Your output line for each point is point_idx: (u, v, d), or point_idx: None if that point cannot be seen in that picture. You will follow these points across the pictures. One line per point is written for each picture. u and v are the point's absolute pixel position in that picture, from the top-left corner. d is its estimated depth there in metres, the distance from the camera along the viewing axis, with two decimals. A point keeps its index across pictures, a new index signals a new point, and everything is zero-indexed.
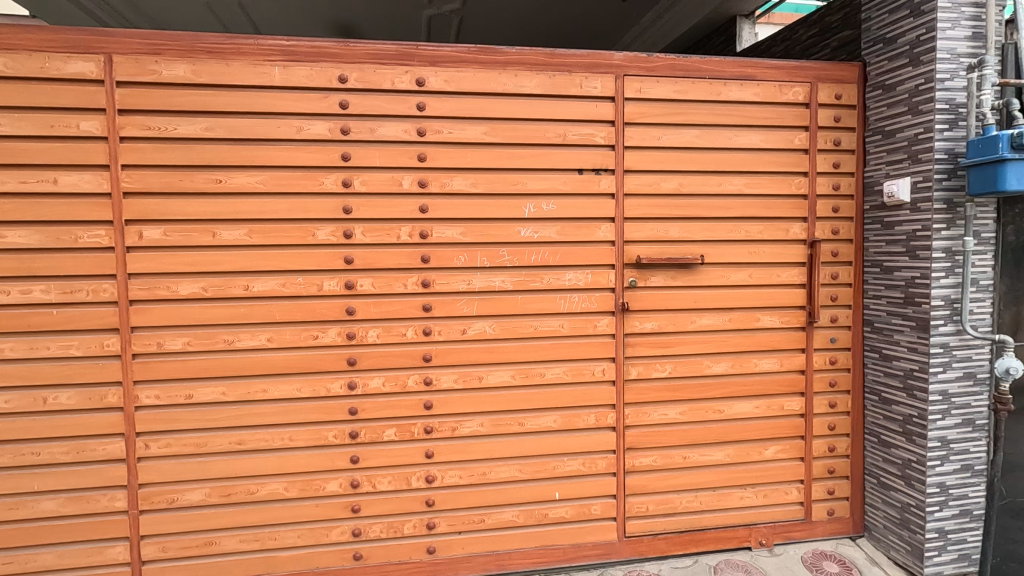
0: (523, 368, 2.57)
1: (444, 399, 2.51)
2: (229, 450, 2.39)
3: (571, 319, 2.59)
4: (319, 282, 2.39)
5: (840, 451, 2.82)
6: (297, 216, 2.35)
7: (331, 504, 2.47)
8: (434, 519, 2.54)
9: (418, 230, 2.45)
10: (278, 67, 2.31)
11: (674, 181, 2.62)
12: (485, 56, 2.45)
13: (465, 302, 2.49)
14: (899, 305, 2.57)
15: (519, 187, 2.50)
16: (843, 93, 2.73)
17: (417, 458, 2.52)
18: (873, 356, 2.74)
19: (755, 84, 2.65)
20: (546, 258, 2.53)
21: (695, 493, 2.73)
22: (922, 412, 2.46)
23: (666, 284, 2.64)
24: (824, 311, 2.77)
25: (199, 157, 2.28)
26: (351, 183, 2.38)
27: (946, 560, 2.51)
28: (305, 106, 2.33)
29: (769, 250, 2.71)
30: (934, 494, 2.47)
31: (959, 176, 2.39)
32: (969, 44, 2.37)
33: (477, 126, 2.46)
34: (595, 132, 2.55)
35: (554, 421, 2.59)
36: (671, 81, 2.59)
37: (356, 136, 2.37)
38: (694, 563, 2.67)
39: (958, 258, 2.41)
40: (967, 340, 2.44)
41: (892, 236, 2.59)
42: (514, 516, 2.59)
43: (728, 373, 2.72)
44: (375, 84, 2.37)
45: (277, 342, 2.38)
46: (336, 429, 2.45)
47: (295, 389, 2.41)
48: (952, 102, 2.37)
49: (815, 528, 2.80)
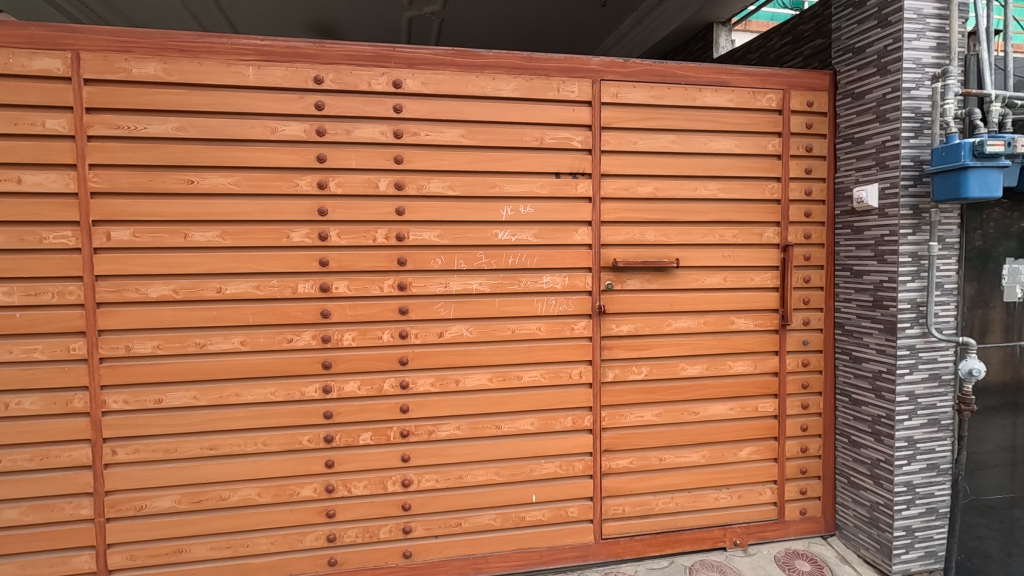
0: (500, 371, 2.57)
1: (421, 402, 2.50)
2: (201, 455, 2.35)
3: (548, 321, 2.59)
4: (293, 284, 2.37)
5: (813, 452, 2.87)
6: (272, 217, 2.33)
7: (305, 509, 2.44)
8: (410, 524, 2.53)
9: (395, 233, 2.43)
10: (252, 66, 2.28)
11: (650, 185, 2.64)
12: (462, 59, 2.45)
13: (442, 304, 2.49)
14: (868, 308, 2.62)
15: (497, 190, 2.51)
16: (815, 100, 2.79)
17: (393, 461, 2.50)
18: (844, 358, 2.79)
19: (730, 90, 2.69)
20: (523, 261, 2.54)
21: (671, 494, 2.76)
22: (890, 412, 2.52)
23: (642, 287, 2.66)
24: (797, 314, 2.82)
25: (171, 156, 2.23)
26: (326, 184, 2.36)
27: (913, 557, 2.57)
28: (281, 106, 2.30)
29: (743, 254, 2.75)
30: (901, 493, 2.53)
31: (924, 183, 2.45)
32: (933, 54, 2.44)
33: (455, 129, 2.46)
34: (573, 136, 2.56)
35: (532, 424, 2.60)
36: (647, 87, 2.62)
37: (332, 138, 2.35)
38: (670, 564, 2.69)
39: (923, 262, 2.48)
40: (932, 342, 2.51)
41: (862, 240, 2.65)
42: (491, 519, 2.59)
43: (703, 375, 2.75)
44: (351, 86, 2.35)
45: (250, 345, 2.35)
46: (311, 433, 2.43)
47: (269, 393, 2.38)
48: (918, 111, 2.44)
49: (787, 528, 2.85)
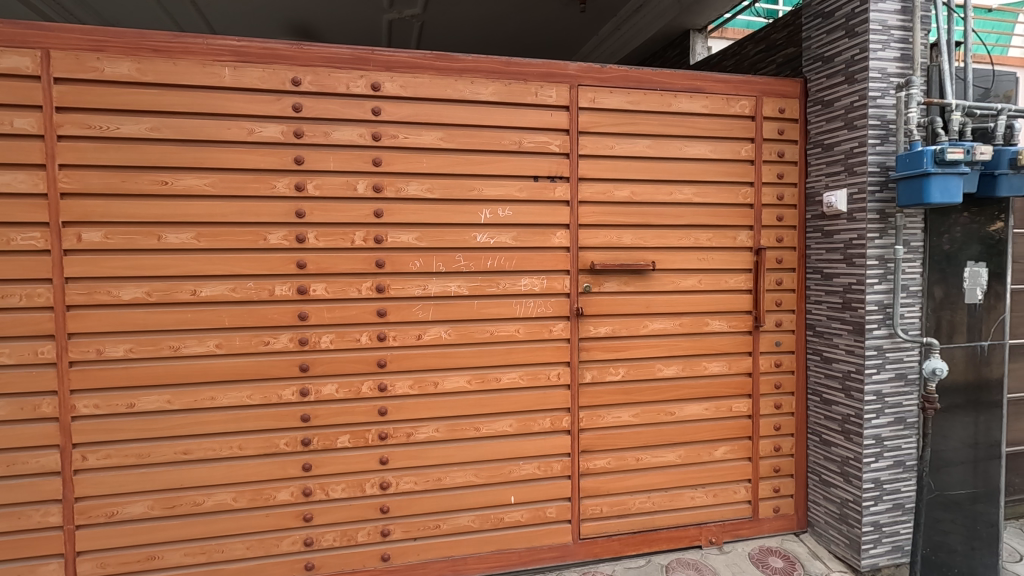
0: (478, 373, 2.58)
1: (399, 405, 2.50)
2: (174, 460, 2.32)
3: (527, 323, 2.61)
4: (270, 286, 2.35)
5: (785, 451, 2.93)
6: (248, 219, 2.31)
7: (282, 513, 2.42)
8: (388, 526, 2.52)
9: (373, 235, 2.44)
10: (228, 67, 2.26)
11: (627, 190, 2.69)
12: (441, 63, 2.47)
13: (421, 307, 2.50)
14: (838, 310, 2.70)
15: (475, 193, 2.52)
16: (786, 107, 2.86)
17: (372, 464, 2.49)
18: (815, 359, 2.86)
19: (704, 97, 2.75)
20: (502, 263, 2.56)
21: (648, 494, 2.80)
22: (859, 411, 2.59)
23: (619, 289, 2.71)
24: (770, 315, 2.89)
25: (144, 157, 2.21)
26: (304, 186, 2.35)
27: (881, 552, 2.64)
28: (257, 108, 2.29)
29: (717, 257, 2.81)
30: (870, 489, 2.60)
31: (890, 189, 2.53)
32: (898, 64, 2.52)
33: (433, 132, 2.47)
34: (551, 140, 2.59)
35: (510, 426, 2.62)
36: (624, 92, 2.66)
37: (310, 140, 2.34)
38: (647, 563, 2.73)
39: (890, 266, 2.56)
40: (898, 342, 2.59)
41: (831, 244, 2.72)
42: (469, 521, 2.59)
43: (679, 376, 2.80)
44: (329, 88, 2.35)
45: (225, 348, 2.33)
46: (287, 436, 2.41)
47: (245, 396, 2.36)
48: (884, 118, 2.52)
49: (761, 526, 2.91)
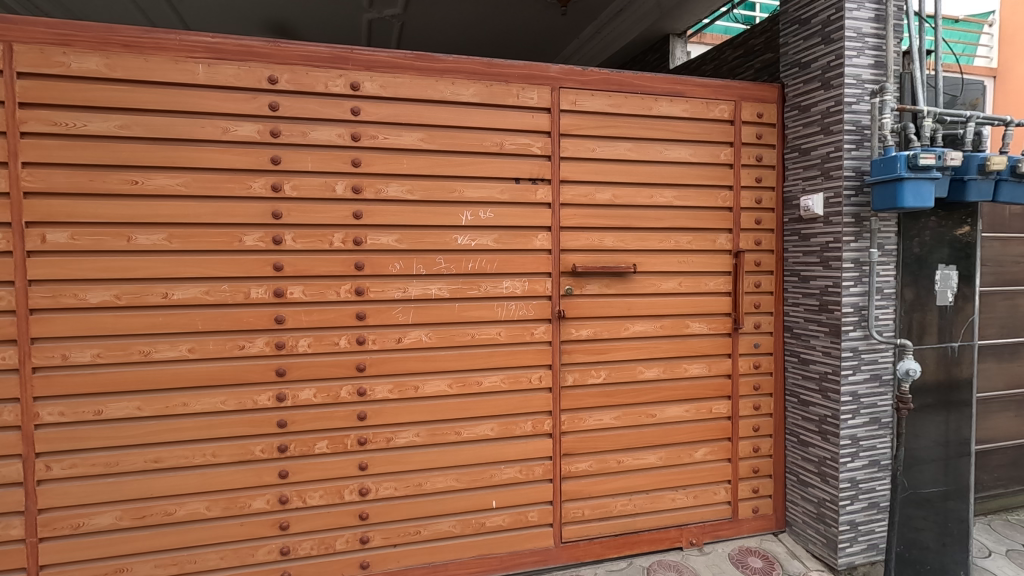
0: (460, 377, 2.55)
1: (379, 409, 2.46)
2: (145, 468, 2.24)
3: (508, 326, 2.59)
4: (246, 289, 2.30)
5: (764, 451, 2.96)
6: (223, 220, 2.25)
7: (257, 522, 2.36)
8: (368, 533, 2.48)
9: (352, 237, 2.39)
10: (202, 64, 2.21)
11: (608, 192, 2.69)
12: (421, 63, 2.44)
13: (401, 310, 2.46)
14: (814, 312, 2.74)
15: (456, 195, 2.50)
16: (764, 112, 2.89)
17: (351, 470, 2.45)
18: (793, 361, 2.90)
19: (685, 100, 2.77)
20: (483, 265, 2.54)
21: (629, 496, 2.80)
22: (835, 412, 2.63)
23: (601, 292, 2.71)
24: (748, 317, 2.92)
25: (113, 156, 2.14)
26: (281, 187, 2.30)
27: (856, 550, 2.69)
28: (232, 106, 2.23)
29: (697, 260, 2.83)
30: (846, 489, 2.64)
31: (865, 193, 2.58)
32: (872, 71, 2.58)
33: (413, 133, 2.44)
34: (532, 142, 2.59)
35: (491, 429, 2.60)
36: (605, 95, 2.67)
37: (287, 139, 2.30)
38: (629, 565, 2.73)
39: (865, 268, 2.61)
40: (873, 344, 2.64)
41: (808, 247, 2.76)
42: (451, 526, 2.57)
43: (660, 378, 2.81)
44: (307, 87, 2.31)
45: (198, 353, 2.26)
46: (263, 443, 2.35)
47: (219, 402, 2.29)
48: (859, 124, 2.57)
49: (740, 526, 2.93)
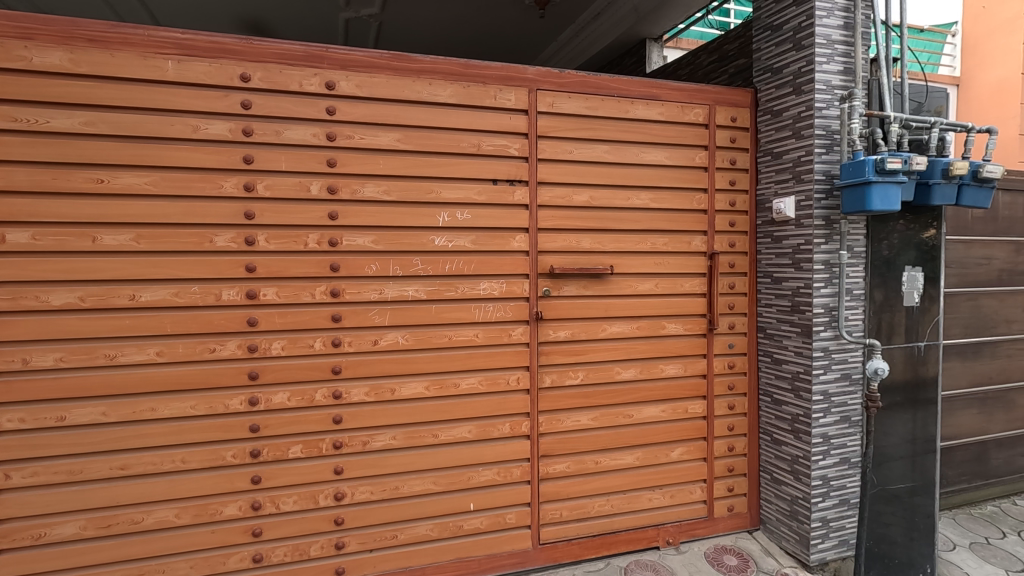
0: (437, 379, 2.53)
1: (355, 413, 2.43)
2: (110, 476, 2.17)
3: (485, 328, 2.59)
4: (217, 291, 2.25)
5: (738, 451, 3.00)
6: (193, 220, 2.20)
7: (228, 529, 2.31)
8: (343, 539, 2.44)
9: (327, 238, 2.36)
10: (171, 61, 2.15)
11: (585, 194, 2.71)
12: (398, 63, 2.42)
13: (377, 311, 2.44)
14: (787, 313, 2.79)
15: (433, 196, 2.48)
16: (737, 116, 2.94)
17: (325, 474, 2.41)
18: (766, 361, 2.95)
19: (660, 104, 2.80)
20: (460, 267, 2.53)
21: (607, 496, 2.81)
22: (807, 411, 2.68)
23: (578, 293, 2.71)
24: (723, 318, 2.96)
25: (77, 153, 2.07)
26: (253, 187, 2.26)
27: (828, 546, 2.74)
28: (203, 104, 2.19)
29: (673, 261, 2.86)
30: (818, 486, 2.69)
31: (835, 196, 2.64)
32: (841, 77, 2.64)
33: (390, 133, 2.42)
34: (509, 144, 2.58)
35: (469, 432, 2.58)
36: (582, 98, 2.68)
37: (260, 138, 2.26)
38: (606, 566, 2.74)
39: (835, 270, 2.66)
40: (843, 344, 2.70)
41: (781, 249, 2.81)
42: (428, 530, 2.54)
43: (637, 379, 2.83)
44: (281, 85, 2.27)
45: (167, 356, 2.20)
46: (235, 448, 2.30)
47: (188, 407, 2.23)
48: (828, 128, 2.62)
49: (716, 525, 2.96)
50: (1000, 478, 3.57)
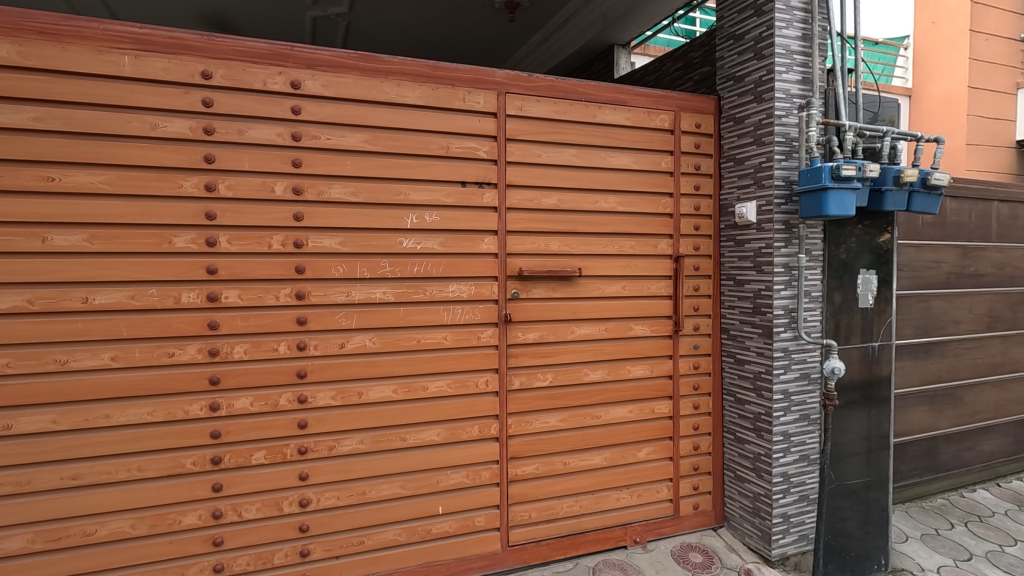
0: (405, 382, 2.51)
1: (320, 417, 2.39)
2: (61, 487, 2.08)
3: (454, 330, 2.58)
4: (176, 294, 2.18)
5: (703, 449, 3.07)
6: (151, 221, 2.13)
7: (188, 539, 2.24)
8: (308, 546, 2.40)
9: (292, 239, 2.32)
10: (128, 56, 2.08)
11: (554, 197, 2.73)
12: (365, 64, 2.40)
13: (344, 314, 2.41)
14: (749, 314, 2.86)
15: (401, 197, 2.46)
16: (702, 123, 3.01)
17: (290, 481, 2.36)
18: (729, 361, 3.02)
19: (627, 109, 2.85)
20: (428, 269, 2.52)
21: (575, 497, 2.83)
22: (768, 409, 2.76)
23: (547, 296, 2.73)
24: (688, 320, 3.02)
25: (25, 149, 1.98)
26: (215, 187, 2.21)
27: (789, 541, 2.83)
28: (162, 101, 2.12)
29: (640, 264, 2.91)
30: (778, 482, 2.77)
31: (794, 201, 2.73)
32: (799, 87, 2.73)
33: (357, 134, 2.40)
34: (478, 146, 2.59)
35: (437, 435, 2.56)
36: (550, 102, 2.70)
37: (222, 137, 2.20)
38: (575, 566, 2.76)
39: (794, 273, 2.75)
40: (802, 345, 2.78)
41: (743, 252, 2.89)
42: (396, 535, 2.52)
43: (604, 380, 2.86)
44: (244, 83, 2.22)
45: (123, 361, 2.13)
46: (195, 455, 2.23)
47: (146, 413, 2.16)
48: (787, 136, 2.71)
49: (682, 523, 3.02)
50: (949, 472, 3.74)
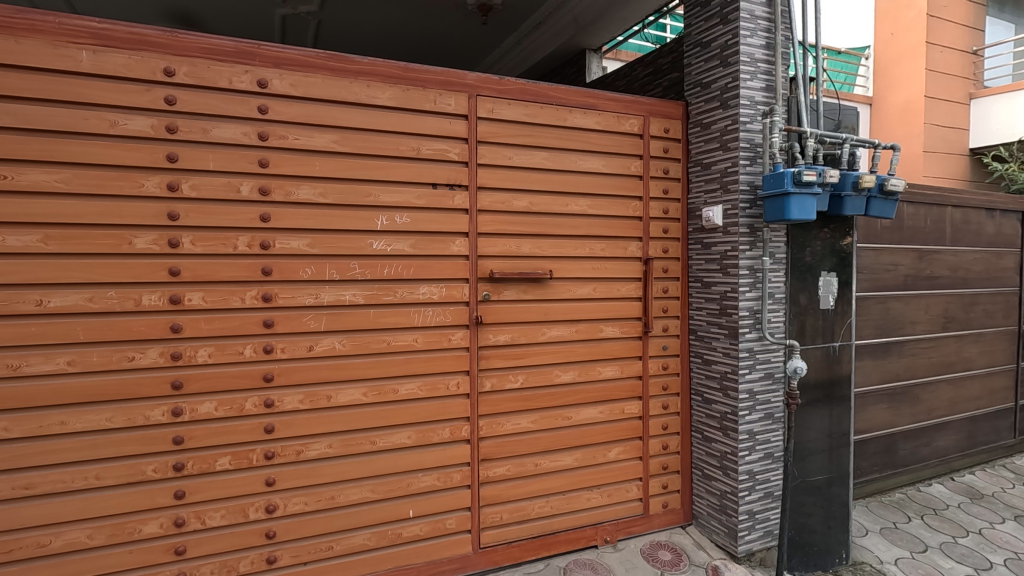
0: (375, 386, 2.49)
1: (288, 421, 2.35)
2: (13, 497, 1.99)
3: (425, 332, 2.57)
4: (136, 296, 2.12)
5: (672, 449, 3.12)
6: (111, 221, 2.07)
7: (149, 548, 2.18)
8: (275, 552, 2.36)
9: (259, 241, 2.28)
10: (86, 51, 2.02)
11: (525, 200, 2.74)
12: (334, 63, 2.37)
13: (313, 317, 2.37)
14: (715, 315, 2.93)
15: (371, 199, 2.45)
16: (670, 128, 3.07)
17: (256, 486, 2.32)
18: (697, 362, 3.08)
19: (597, 113, 2.88)
20: (399, 271, 2.51)
21: (546, 498, 2.84)
22: (734, 409, 2.82)
23: (518, 297, 2.74)
24: (657, 321, 3.07)
25: None
26: (178, 187, 2.15)
27: (754, 537, 2.89)
28: (122, 98, 2.06)
29: (610, 266, 2.94)
30: (744, 480, 2.83)
31: (758, 206, 2.80)
32: (763, 94, 2.81)
33: (326, 135, 2.37)
34: (449, 148, 2.58)
35: (408, 437, 2.55)
36: (521, 105, 2.72)
37: (186, 136, 2.16)
38: (546, 566, 2.77)
39: (758, 275, 2.82)
40: (767, 345, 2.86)
41: (710, 254, 2.95)
42: (366, 539, 2.49)
43: (576, 381, 2.89)
44: (209, 81, 2.18)
45: (79, 366, 2.06)
46: (156, 462, 2.17)
47: (104, 419, 2.09)
48: (752, 142, 2.78)
49: (651, 521, 3.06)
50: (907, 467, 3.88)
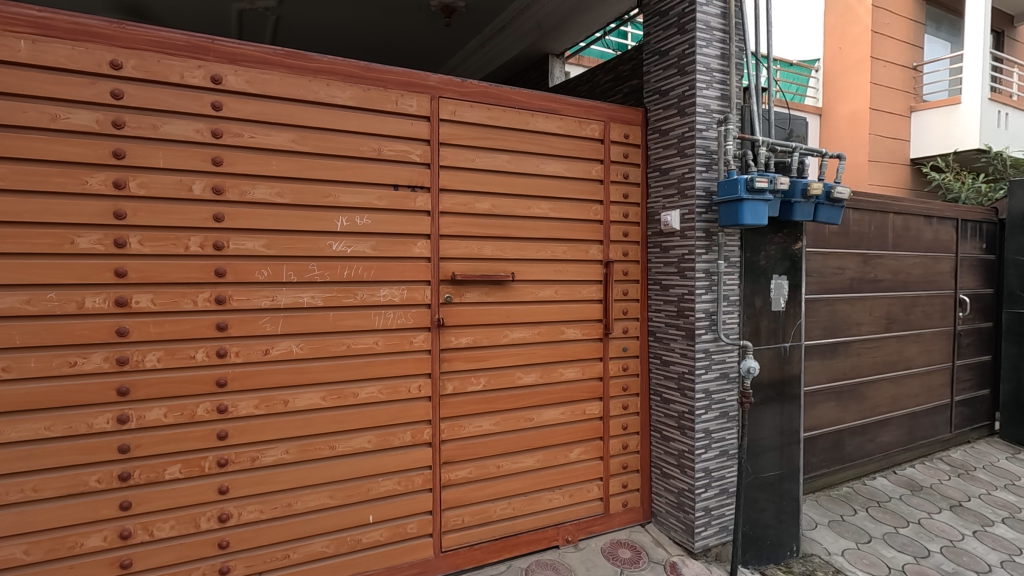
0: (334, 389, 2.45)
1: (242, 427, 2.28)
2: None
3: (386, 335, 2.54)
4: (79, 298, 2.02)
5: (632, 448, 3.18)
6: (52, 219, 1.97)
7: (92, 562, 2.08)
8: (228, 563, 2.28)
9: (212, 241, 2.21)
10: (25, 40, 1.92)
11: (487, 202, 2.75)
12: (292, 61, 2.33)
13: (269, 319, 2.32)
14: (673, 317, 3.00)
15: (330, 199, 2.40)
16: (630, 133, 3.13)
17: (209, 495, 2.24)
18: (656, 363, 3.15)
19: (559, 118, 2.92)
20: (359, 273, 2.47)
21: (508, 500, 2.85)
22: (691, 408, 2.89)
23: (480, 299, 2.75)
24: (618, 323, 3.12)
25: None
26: (126, 184, 2.07)
27: (710, 533, 2.97)
28: (63, 90, 1.97)
29: (571, 269, 2.98)
30: (700, 477, 2.91)
31: (713, 210, 2.88)
32: (718, 102, 2.90)
33: (283, 134, 2.32)
34: (410, 149, 2.57)
35: (368, 441, 2.51)
36: (484, 108, 2.73)
37: (134, 132, 2.07)
38: (507, 568, 2.78)
39: (714, 278, 2.91)
40: (722, 346, 2.95)
41: (668, 258, 3.02)
42: (323, 546, 2.44)
43: (537, 383, 2.91)
44: (159, 76, 2.10)
45: (14, 372, 1.94)
46: (99, 472, 2.08)
47: (42, 428, 1.99)
48: (708, 149, 2.87)
49: (611, 520, 3.11)
50: (853, 462, 4.06)
